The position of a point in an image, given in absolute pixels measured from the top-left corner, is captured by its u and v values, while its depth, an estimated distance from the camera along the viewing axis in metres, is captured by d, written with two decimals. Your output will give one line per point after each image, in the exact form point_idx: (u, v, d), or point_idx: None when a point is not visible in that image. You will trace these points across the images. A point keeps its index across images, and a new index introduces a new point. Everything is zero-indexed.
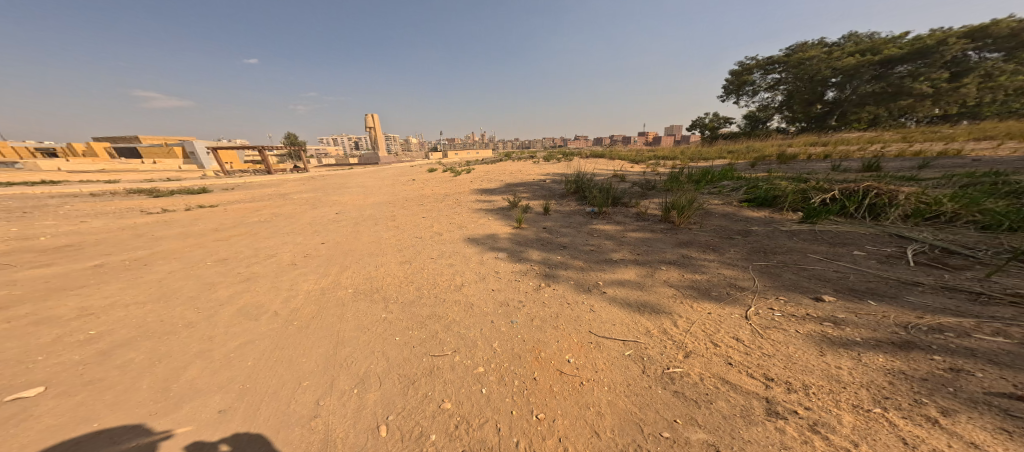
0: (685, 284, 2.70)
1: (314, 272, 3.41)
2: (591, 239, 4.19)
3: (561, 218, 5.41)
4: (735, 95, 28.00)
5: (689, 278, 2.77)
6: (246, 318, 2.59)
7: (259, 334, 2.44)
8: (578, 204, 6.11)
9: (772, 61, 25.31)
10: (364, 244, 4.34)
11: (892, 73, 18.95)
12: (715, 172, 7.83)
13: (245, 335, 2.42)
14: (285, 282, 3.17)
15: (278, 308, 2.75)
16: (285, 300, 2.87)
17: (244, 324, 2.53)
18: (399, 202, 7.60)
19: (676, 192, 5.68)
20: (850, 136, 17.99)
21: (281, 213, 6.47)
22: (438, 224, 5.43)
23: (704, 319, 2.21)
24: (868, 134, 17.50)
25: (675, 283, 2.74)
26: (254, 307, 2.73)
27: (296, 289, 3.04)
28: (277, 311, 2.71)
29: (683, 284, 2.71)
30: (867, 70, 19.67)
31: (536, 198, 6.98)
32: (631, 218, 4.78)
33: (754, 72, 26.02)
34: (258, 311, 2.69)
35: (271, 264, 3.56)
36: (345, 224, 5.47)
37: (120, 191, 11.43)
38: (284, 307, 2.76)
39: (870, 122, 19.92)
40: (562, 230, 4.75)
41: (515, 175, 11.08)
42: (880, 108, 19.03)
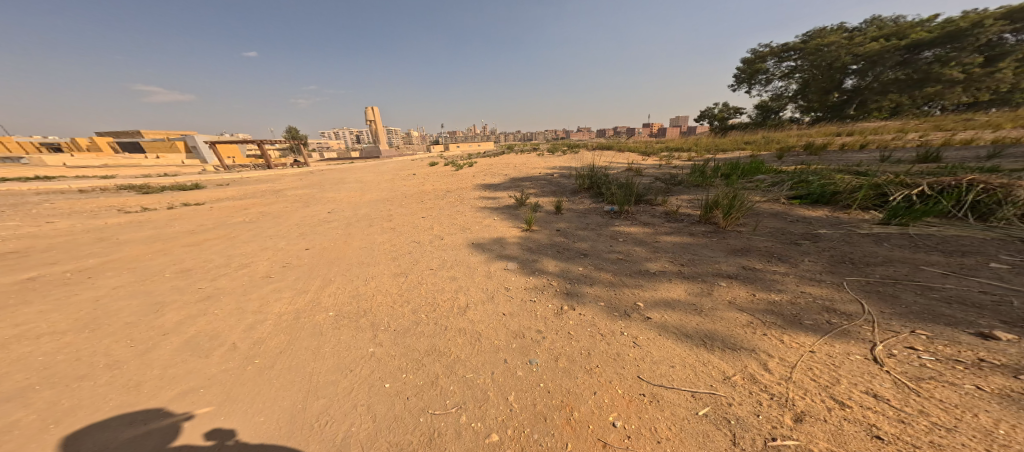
0: (760, 310, 2.10)
1: (291, 289, 2.86)
2: (617, 243, 3.58)
3: (576, 218, 4.79)
4: (748, 84, 26.80)
5: (763, 301, 2.16)
6: (193, 355, 2.04)
7: (206, 378, 1.88)
8: (593, 200, 5.47)
9: (787, 48, 24.10)
10: (353, 251, 3.78)
11: (919, 58, 17.84)
12: (743, 164, 7.12)
13: (186, 381, 1.85)
14: (253, 302, 2.61)
15: (237, 340, 2.20)
16: (247, 328, 2.31)
17: (189, 364, 1.97)
18: (396, 199, 7.02)
19: (707, 189, 5.03)
20: (873, 125, 17.02)
21: (267, 212, 5.90)
22: (438, 225, 4.85)
23: (810, 362, 1.62)
24: (892, 123, 16.52)
25: (745, 309, 2.15)
26: (206, 339, 2.17)
27: (264, 314, 2.49)
28: (235, 345, 2.15)
29: (755, 310, 2.11)
30: (892, 56, 18.49)
31: (545, 195, 6.35)
32: (660, 218, 4.16)
33: (768, 60, 24.84)
34: (211, 344, 2.14)
35: (241, 276, 3.01)
36: (334, 225, 4.90)
37: (107, 187, 10.96)
38: (245, 340, 2.21)
39: (893, 111, 18.86)
40: (580, 232, 4.14)
41: (520, 169, 10.45)
42: (904, 96, 17.98)
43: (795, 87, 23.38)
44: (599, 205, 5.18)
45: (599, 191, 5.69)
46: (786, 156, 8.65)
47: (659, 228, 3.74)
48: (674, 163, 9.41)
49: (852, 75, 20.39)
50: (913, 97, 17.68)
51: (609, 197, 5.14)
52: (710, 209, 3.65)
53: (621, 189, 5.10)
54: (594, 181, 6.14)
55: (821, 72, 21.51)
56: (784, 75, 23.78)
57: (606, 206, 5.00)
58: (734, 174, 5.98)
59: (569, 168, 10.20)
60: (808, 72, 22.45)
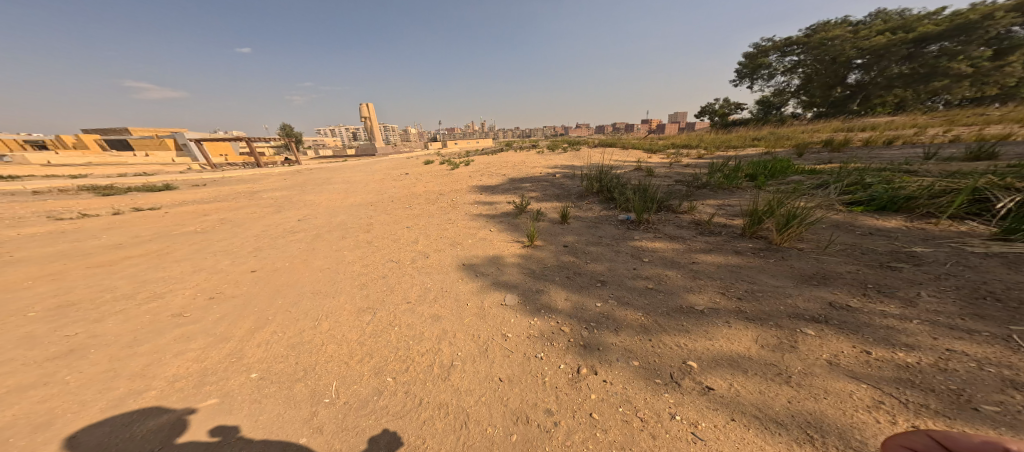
0: (891, 381, 1.35)
1: (209, 337, 2.14)
2: (642, 265, 2.86)
3: (585, 230, 4.07)
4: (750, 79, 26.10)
5: (890, 365, 1.42)
6: None
7: None
8: (603, 207, 4.76)
9: (790, 42, 23.34)
10: (312, 274, 3.05)
11: (925, 52, 17.14)
12: (768, 163, 6.36)
13: None
14: (142, 360, 1.90)
15: (76, 434, 1.47)
16: (105, 409, 1.59)
17: None
18: (381, 203, 6.29)
19: (740, 194, 4.29)
20: (878, 121, 16.40)
21: (230, 218, 5.17)
22: (424, 238, 4.12)
23: None
24: (898, 119, 15.89)
25: (863, 377, 1.40)
26: (23, 434, 1.44)
27: (144, 383, 1.76)
28: (70, 443, 1.43)
29: (882, 381, 1.37)
30: (899, 50, 17.67)
31: (548, 200, 5.63)
32: (688, 227, 3.45)
33: (771, 55, 24.12)
34: (28, 443, 1.41)
35: (144, 316, 2.28)
36: (300, 237, 4.16)
37: (72, 186, 10.21)
38: (92, 431, 1.49)
39: (899, 106, 18.24)
40: (593, 249, 3.43)
41: (519, 168, 9.69)
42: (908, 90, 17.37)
43: (797, 82, 22.68)
44: (612, 212, 4.47)
45: (610, 195, 4.97)
46: (808, 153, 7.89)
47: (692, 245, 3.01)
48: (685, 163, 8.68)
49: (857, 70, 19.70)
50: (918, 92, 17.10)
51: (623, 204, 4.43)
52: (758, 222, 2.91)
53: (637, 195, 4.38)
54: (604, 183, 5.40)
55: (825, 66, 20.82)
56: (786, 69, 23.06)
57: (620, 215, 4.29)
58: (765, 175, 5.23)
59: (573, 167, 9.43)
60: (812, 66, 21.74)
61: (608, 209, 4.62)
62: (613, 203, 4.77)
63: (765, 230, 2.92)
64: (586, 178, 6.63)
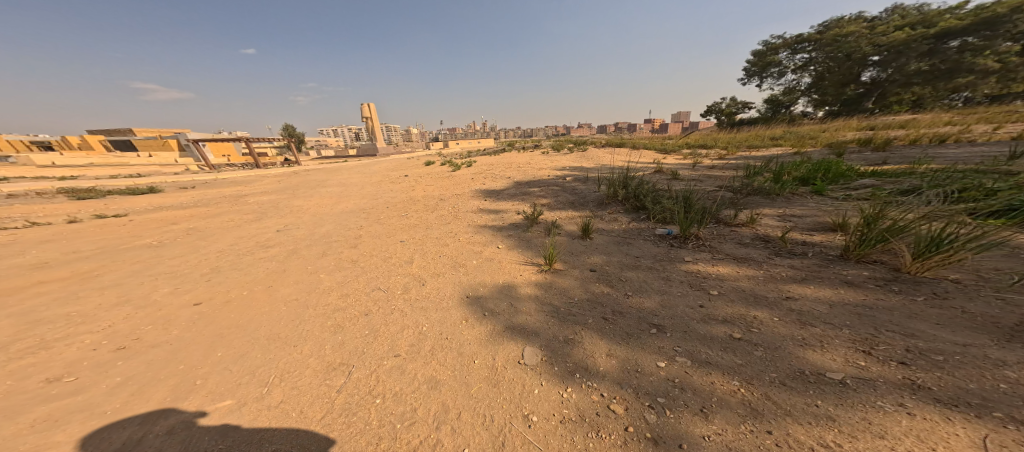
0: None
1: (71, 414, 1.56)
2: (711, 303, 2.24)
3: (617, 246, 3.42)
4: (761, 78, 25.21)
5: None
6: None
7: None
8: (632, 216, 4.06)
9: (802, 39, 22.08)
10: (271, 311, 2.46)
11: (946, 48, 15.97)
12: (814, 164, 5.54)
13: None
14: None
15: None
16: None
17: None
18: (374, 209, 5.67)
19: (803, 204, 3.57)
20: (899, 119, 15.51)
21: (201, 226, 4.59)
22: (418, 260, 3.53)
23: None
24: (919, 117, 15.04)
25: None
26: None
27: None
28: None
29: None
30: (920, 46, 16.27)
31: (562, 208, 4.95)
32: (752, 248, 2.78)
33: (781, 52, 23.12)
34: None
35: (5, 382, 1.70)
36: (273, 251, 3.55)
37: (51, 187, 9.71)
38: None
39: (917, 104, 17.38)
40: (636, 276, 2.81)
41: (526, 169, 8.98)
42: (927, 88, 16.44)
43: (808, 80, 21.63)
44: (644, 223, 3.78)
45: (638, 201, 4.24)
46: (849, 154, 7.02)
47: (775, 273, 2.35)
48: (708, 164, 7.89)
49: (872, 67, 18.50)
50: (936, 89, 16.20)
51: (658, 214, 3.72)
52: (873, 239, 2.21)
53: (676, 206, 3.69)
54: (629, 186, 4.67)
55: (838, 63, 19.55)
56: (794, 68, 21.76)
57: (658, 227, 3.60)
58: (821, 178, 4.46)
59: (584, 170, 8.69)
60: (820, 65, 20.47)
61: (639, 219, 3.93)
62: (644, 210, 4.06)
63: (878, 254, 2.22)
64: (604, 182, 5.92)
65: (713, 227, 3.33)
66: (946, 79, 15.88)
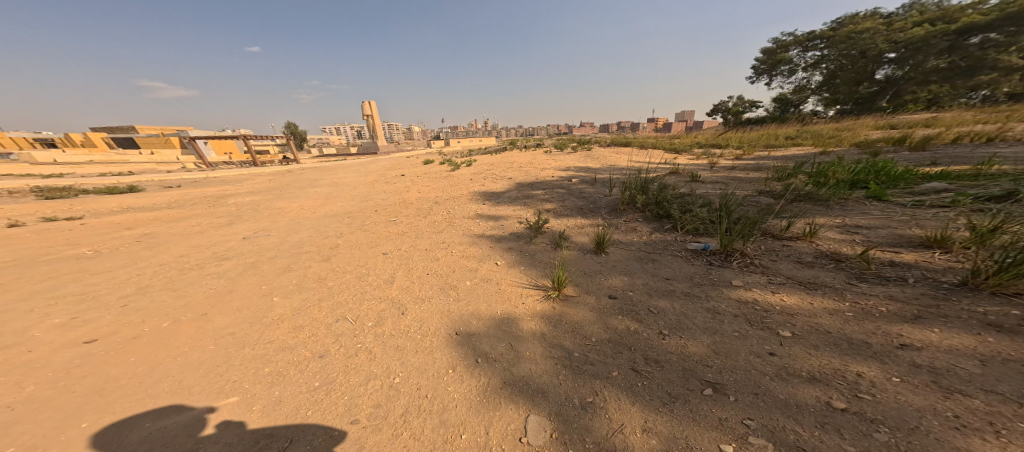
0: None
1: None
2: (784, 350, 1.70)
3: (639, 263, 2.85)
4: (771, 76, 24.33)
5: None
6: None
7: None
8: (655, 225, 3.46)
9: (813, 37, 21.14)
10: (184, 355, 1.93)
11: (966, 45, 15.00)
12: (860, 164, 4.82)
13: None
14: None
15: None
16: None
17: None
18: (360, 213, 5.12)
19: (864, 210, 2.94)
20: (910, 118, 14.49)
21: (160, 230, 4.07)
22: (399, 279, 2.97)
23: None
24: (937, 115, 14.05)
25: None
26: None
27: None
28: None
29: None
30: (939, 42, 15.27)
31: (569, 215, 4.35)
32: (824, 271, 2.17)
33: (792, 49, 22.23)
34: None
35: None
36: (227, 264, 3.02)
37: (31, 184, 9.32)
38: None
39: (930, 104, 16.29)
40: (671, 304, 2.26)
41: (529, 169, 8.36)
42: (942, 86, 15.36)
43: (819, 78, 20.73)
44: (672, 234, 3.17)
45: (661, 208, 3.63)
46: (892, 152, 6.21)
47: (871, 307, 1.78)
48: (729, 165, 7.16)
49: (888, 64, 17.58)
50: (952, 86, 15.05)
51: (689, 223, 3.10)
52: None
53: (711, 216, 3.09)
54: (649, 191, 4.06)
55: (852, 61, 18.76)
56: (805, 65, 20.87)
57: (690, 239, 3.00)
58: (874, 179, 3.79)
59: (592, 171, 8.03)
60: (833, 62, 19.58)
61: (664, 229, 3.32)
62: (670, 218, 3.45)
63: None
64: (616, 185, 5.30)
65: (762, 240, 2.70)
66: (966, 76, 14.71)
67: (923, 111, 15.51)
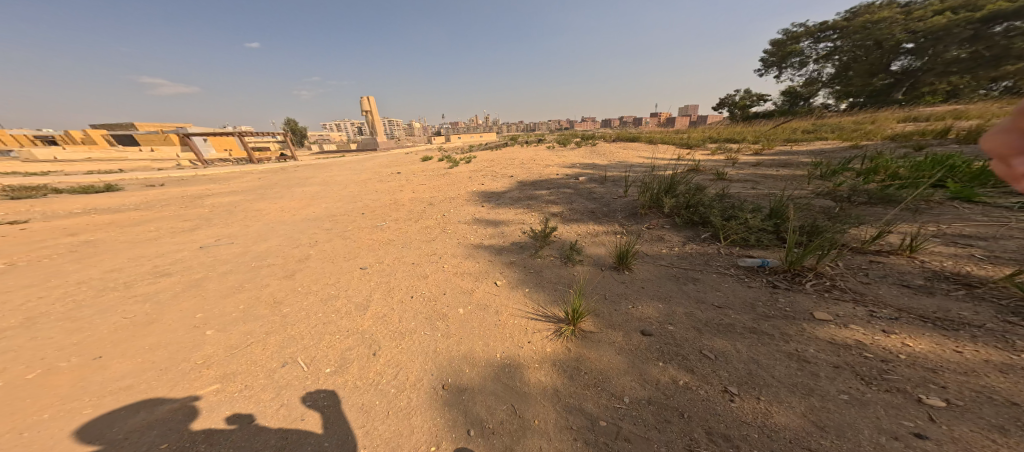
0: None
1: None
2: (938, 431, 1.09)
3: (677, 284, 2.28)
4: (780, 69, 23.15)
5: None
6: None
7: None
8: (689, 234, 2.87)
9: (827, 28, 20.06)
10: (36, 428, 1.38)
11: (991, 34, 13.67)
12: (921, 157, 4.10)
13: None
14: None
15: None
16: None
17: None
18: (343, 215, 4.55)
19: (961, 215, 2.31)
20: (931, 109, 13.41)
21: (108, 237, 3.53)
22: (375, 303, 2.42)
23: None
24: (961, 106, 12.97)
25: None
26: None
27: None
28: None
29: None
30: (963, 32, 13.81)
31: (580, 220, 3.76)
32: (955, 303, 1.56)
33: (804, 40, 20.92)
34: None
35: None
36: (162, 282, 2.46)
37: (10, 183, 8.90)
38: None
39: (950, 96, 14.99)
40: (733, 347, 1.67)
41: (534, 167, 7.72)
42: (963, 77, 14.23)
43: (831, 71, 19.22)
44: (715, 245, 2.58)
45: (694, 213, 3.03)
46: (946, 144, 5.41)
47: None
48: (756, 161, 6.45)
49: (904, 55, 16.21)
50: (976, 77, 13.94)
51: (735, 233, 2.51)
52: None
53: (766, 224, 2.50)
54: (676, 192, 3.46)
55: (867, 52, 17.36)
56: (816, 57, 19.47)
57: (741, 252, 2.41)
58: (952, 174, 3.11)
59: (602, 168, 7.36)
60: (847, 54, 18.20)
61: (702, 239, 2.73)
62: (708, 226, 2.86)
63: None
64: (633, 185, 4.69)
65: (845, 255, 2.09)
66: (992, 65, 13.70)
67: (944, 103, 14.45)
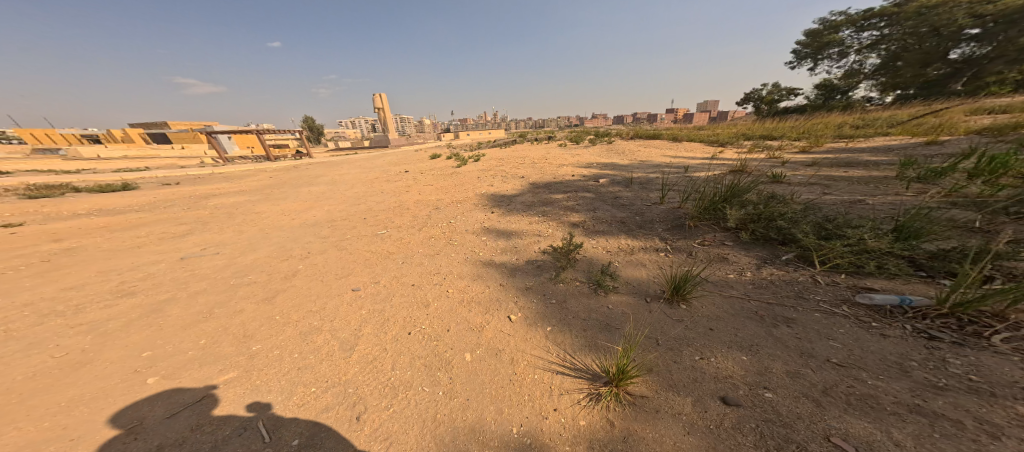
0: None
1: None
2: None
3: (765, 328, 1.77)
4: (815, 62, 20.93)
5: None
6: None
7: None
8: (767, 254, 2.32)
9: (872, 15, 17.48)
10: None
11: None
12: None
13: None
14: None
15: None
16: None
17: None
18: (343, 219, 4.15)
19: None
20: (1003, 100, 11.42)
21: (90, 242, 3.21)
22: (364, 342, 2.03)
23: None
24: None
25: None
26: None
27: None
28: None
29: None
30: None
31: (609, 231, 3.22)
32: None
33: (843, 29, 18.53)
34: None
35: None
36: (119, 306, 2.06)
37: (36, 179, 9.14)
38: None
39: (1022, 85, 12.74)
40: (885, 436, 1.12)
41: (549, 166, 7.14)
42: None
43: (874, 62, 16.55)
44: (811, 272, 2.02)
45: (769, 228, 2.45)
46: None
47: None
48: (808, 159, 5.58)
49: (967, 42, 13.55)
50: None
51: (842, 260, 1.95)
52: None
53: (891, 246, 1.90)
54: (733, 200, 2.87)
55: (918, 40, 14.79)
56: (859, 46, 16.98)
57: (857, 283, 1.84)
58: None
59: (626, 169, 6.67)
60: (897, 43, 15.69)
61: (787, 262, 2.17)
62: (793, 243, 2.29)
63: None
64: (670, 188, 4.05)
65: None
66: None
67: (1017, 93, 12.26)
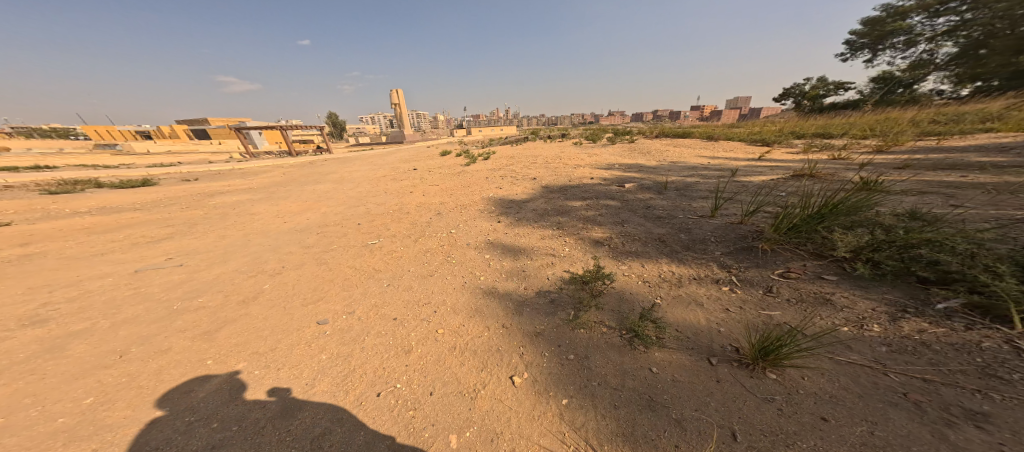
0: None
1: None
2: None
3: (931, 428, 1.05)
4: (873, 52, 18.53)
5: None
6: None
7: None
8: (905, 298, 1.54)
9: None
10: None
11: None
12: None
13: None
14: None
15: None
16: None
17: None
18: (332, 224, 3.69)
19: None
20: None
21: (56, 247, 2.91)
22: (311, 407, 1.49)
23: None
24: None
25: None
26: None
27: None
28: None
29: None
30: None
31: (646, 252, 2.52)
32: None
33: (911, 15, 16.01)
34: None
35: None
36: (13, 342, 1.64)
37: (67, 175, 9.50)
38: None
39: None
40: None
41: (567, 167, 6.40)
42: None
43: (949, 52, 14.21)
44: (1006, 335, 1.26)
45: (911, 261, 1.67)
46: None
47: None
48: (894, 161, 4.49)
49: None
50: None
51: None
52: None
53: None
54: (829, 218, 2.10)
55: None
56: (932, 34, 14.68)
57: None
58: None
59: (657, 170, 5.83)
60: (982, 28, 12.81)
61: (949, 315, 1.40)
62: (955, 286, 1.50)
63: None
64: (722, 196, 3.27)
65: None
66: None
67: None
